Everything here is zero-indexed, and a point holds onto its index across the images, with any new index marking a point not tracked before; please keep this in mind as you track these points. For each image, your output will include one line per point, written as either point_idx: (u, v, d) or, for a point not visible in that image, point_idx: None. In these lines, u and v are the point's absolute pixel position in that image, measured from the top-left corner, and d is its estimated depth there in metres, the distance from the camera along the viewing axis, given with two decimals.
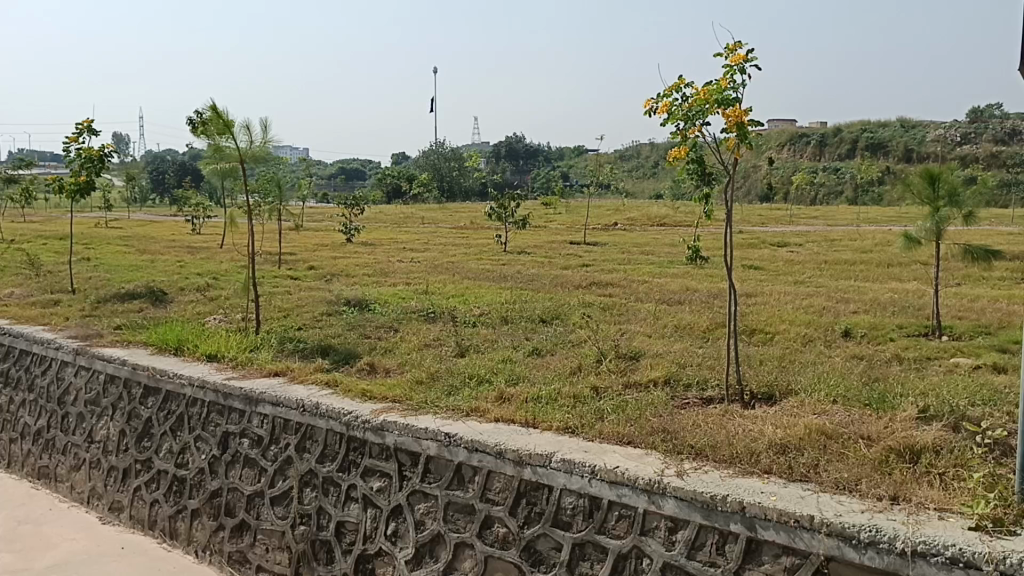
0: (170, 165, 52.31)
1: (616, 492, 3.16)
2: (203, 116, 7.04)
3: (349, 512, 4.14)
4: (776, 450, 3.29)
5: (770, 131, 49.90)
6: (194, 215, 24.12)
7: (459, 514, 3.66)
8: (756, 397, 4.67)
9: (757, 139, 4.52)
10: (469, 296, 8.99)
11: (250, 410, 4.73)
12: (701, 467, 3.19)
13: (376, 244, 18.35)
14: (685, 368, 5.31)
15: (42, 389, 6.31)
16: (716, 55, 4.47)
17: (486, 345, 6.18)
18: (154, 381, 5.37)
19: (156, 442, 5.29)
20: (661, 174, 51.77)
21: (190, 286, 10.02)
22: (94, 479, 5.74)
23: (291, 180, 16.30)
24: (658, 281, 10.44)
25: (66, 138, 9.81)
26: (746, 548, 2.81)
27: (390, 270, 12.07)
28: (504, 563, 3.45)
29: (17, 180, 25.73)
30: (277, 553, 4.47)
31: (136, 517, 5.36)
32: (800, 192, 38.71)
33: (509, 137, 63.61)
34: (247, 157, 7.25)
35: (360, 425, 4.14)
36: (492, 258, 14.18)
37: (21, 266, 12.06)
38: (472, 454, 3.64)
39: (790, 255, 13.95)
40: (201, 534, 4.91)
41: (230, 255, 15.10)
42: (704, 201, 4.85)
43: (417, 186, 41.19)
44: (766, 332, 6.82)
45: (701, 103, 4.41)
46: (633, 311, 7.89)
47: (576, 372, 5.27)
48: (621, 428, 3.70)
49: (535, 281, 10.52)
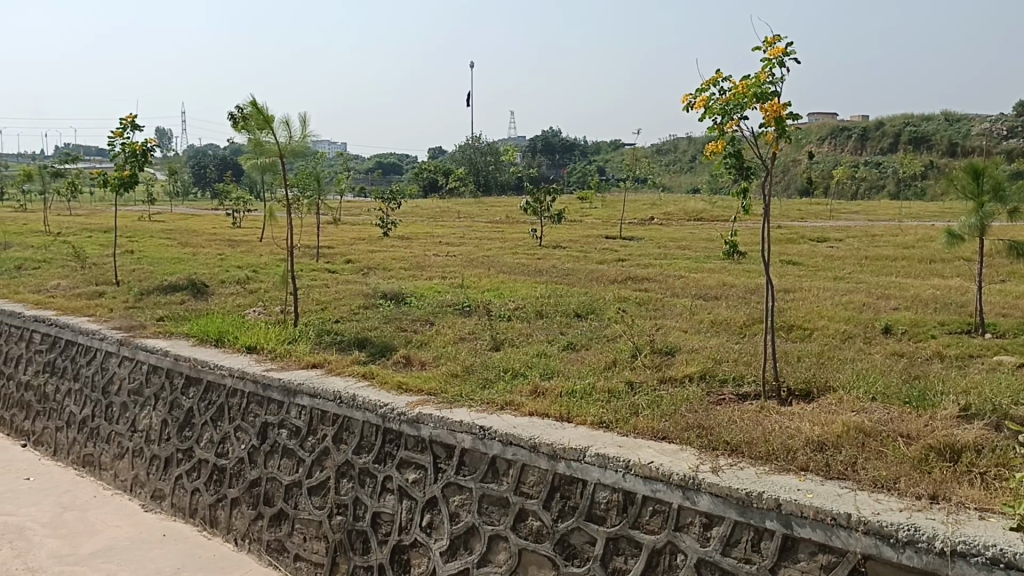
0: (210, 160, 53.08)
1: (650, 487, 3.15)
2: (243, 111, 7.14)
3: (385, 503, 4.19)
4: (813, 447, 3.27)
5: (810, 124, 49.20)
6: (234, 209, 24.45)
7: (493, 506, 3.68)
8: (793, 394, 4.63)
9: (797, 133, 4.47)
10: (504, 290, 9.02)
11: (289, 401, 4.80)
12: (737, 464, 3.17)
13: (412, 238, 18.48)
14: (721, 364, 5.28)
15: (87, 378, 6.46)
16: (753, 49, 4.43)
17: (521, 339, 6.19)
18: (195, 372, 5.47)
19: (197, 432, 5.39)
20: (699, 169, 51.41)
21: (231, 278, 10.16)
22: (137, 468, 5.86)
23: (329, 175, 16.47)
24: (694, 276, 10.39)
25: (111, 133, 10.00)
26: (782, 546, 2.79)
27: (426, 264, 12.13)
28: (537, 555, 3.46)
29: (62, 175, 26.29)
30: (314, 543, 4.53)
31: (177, 505, 5.47)
32: (841, 187, 38.16)
33: (546, 132, 63.61)
34: (285, 151, 7.33)
35: (396, 418, 4.18)
36: (527, 252, 14.20)
37: (67, 259, 12.34)
38: (506, 447, 3.66)
39: (830, 250, 13.78)
40: (241, 522, 4.99)
41: (268, 249, 15.27)
42: (742, 196, 4.81)
43: (453, 181, 41.33)
44: (804, 328, 6.74)
45: (739, 97, 4.36)
46: (669, 307, 7.85)
47: (611, 366, 5.26)
48: (656, 423, 3.70)
49: (570, 275, 10.51)
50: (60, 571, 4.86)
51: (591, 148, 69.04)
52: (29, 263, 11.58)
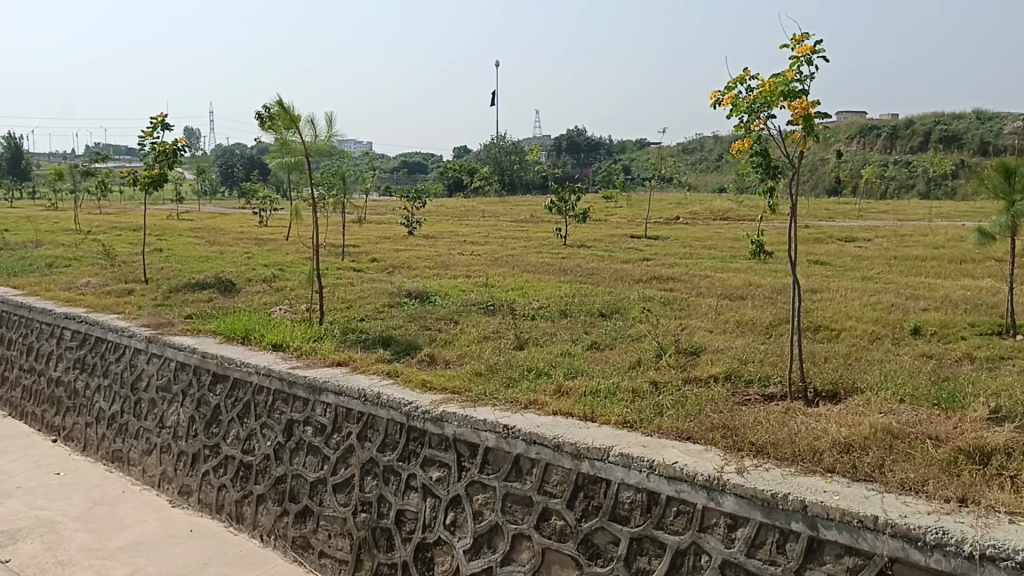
0: (238, 160, 53.65)
1: (674, 488, 3.14)
2: (270, 110, 7.20)
3: (409, 501, 4.21)
4: (840, 449, 3.24)
5: (838, 122, 48.72)
6: (261, 207, 24.67)
7: (517, 505, 3.68)
8: (820, 395, 4.59)
9: (825, 131, 4.42)
10: (529, 289, 9.02)
11: (315, 398, 4.83)
12: (763, 464, 3.15)
13: (436, 237, 18.56)
14: (747, 364, 5.25)
15: (116, 375, 6.54)
16: (781, 47, 4.39)
17: (546, 338, 6.20)
18: (222, 369, 5.51)
19: (224, 429, 5.43)
20: (725, 168, 51.15)
21: (258, 276, 10.25)
22: (164, 463, 5.92)
23: (355, 174, 16.56)
24: (719, 276, 10.35)
25: (141, 132, 10.13)
26: (808, 547, 2.77)
27: (451, 263, 12.18)
28: (561, 555, 3.46)
29: (93, 174, 26.67)
30: (339, 540, 4.56)
31: (204, 501, 5.52)
32: (869, 187, 37.78)
33: (571, 132, 63.63)
34: (312, 151, 7.37)
35: (420, 416, 4.19)
36: (552, 251, 14.20)
37: (98, 256, 12.53)
38: (530, 446, 3.65)
39: (858, 250, 13.65)
40: (267, 518, 5.03)
41: (296, 247, 15.40)
42: (769, 195, 4.77)
43: (478, 180, 41.42)
44: (831, 329, 6.68)
45: (767, 96, 4.33)
46: (694, 306, 7.81)
47: (635, 366, 5.25)
48: (680, 424, 3.68)
49: (594, 274, 10.49)
50: (89, 565, 4.93)
51: (616, 147, 68.87)
52: (61, 261, 11.78)
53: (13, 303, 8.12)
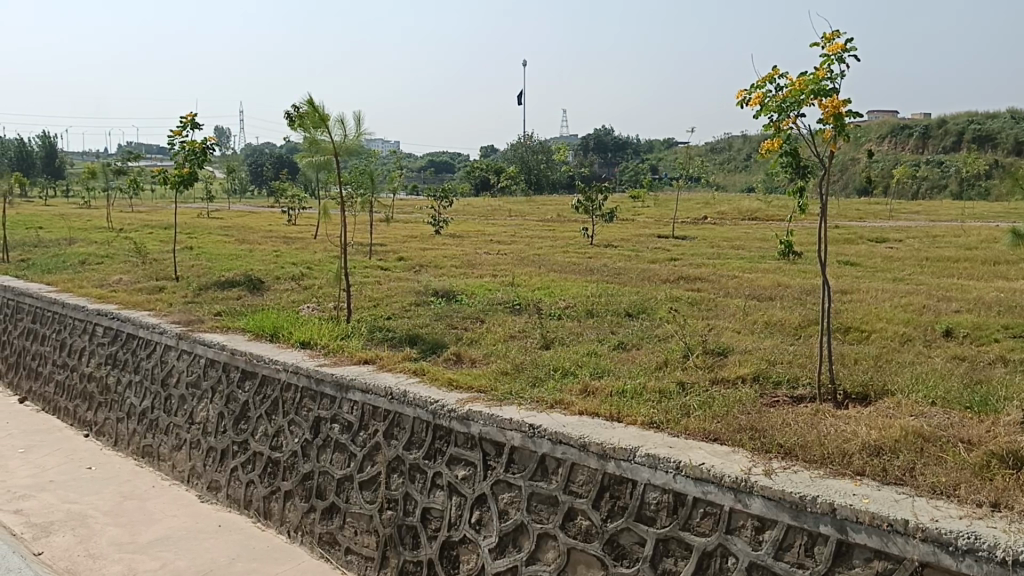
0: (267, 158, 54.12)
1: (701, 489, 3.12)
2: (299, 109, 7.26)
3: (434, 499, 4.22)
4: (869, 451, 3.20)
5: (869, 122, 48.15)
6: (289, 207, 24.86)
7: (542, 505, 3.68)
8: (849, 397, 4.54)
9: (856, 130, 4.37)
10: (555, 289, 9.01)
11: (341, 396, 4.85)
12: (791, 467, 3.12)
13: (463, 236, 18.60)
14: (775, 366, 5.21)
15: (147, 371, 6.62)
16: (811, 46, 4.35)
17: (572, 338, 6.18)
18: (251, 366, 5.56)
19: (253, 425, 5.48)
20: (754, 167, 50.80)
21: (285, 274, 10.33)
22: (194, 459, 5.98)
23: (382, 173, 16.65)
24: (747, 276, 10.28)
25: (172, 131, 10.25)
26: (836, 551, 2.74)
27: (477, 262, 12.19)
28: (586, 555, 3.45)
29: (126, 172, 27.04)
30: (365, 537, 4.58)
31: (232, 497, 5.58)
32: (900, 187, 37.32)
33: (598, 131, 63.52)
34: (340, 150, 7.42)
35: (446, 414, 4.20)
36: (578, 251, 14.16)
37: (130, 254, 12.70)
38: (555, 446, 3.65)
39: (889, 251, 13.50)
40: (294, 515, 5.07)
41: (323, 246, 15.51)
42: (798, 195, 4.73)
43: (505, 179, 41.43)
44: (861, 330, 6.61)
45: (796, 94, 4.29)
46: (722, 307, 7.76)
47: (662, 366, 5.23)
48: (707, 425, 3.66)
49: (621, 274, 10.45)
50: (119, 558, 4.99)
51: (644, 147, 68.55)
52: (93, 258, 11.97)
53: (47, 299, 8.25)
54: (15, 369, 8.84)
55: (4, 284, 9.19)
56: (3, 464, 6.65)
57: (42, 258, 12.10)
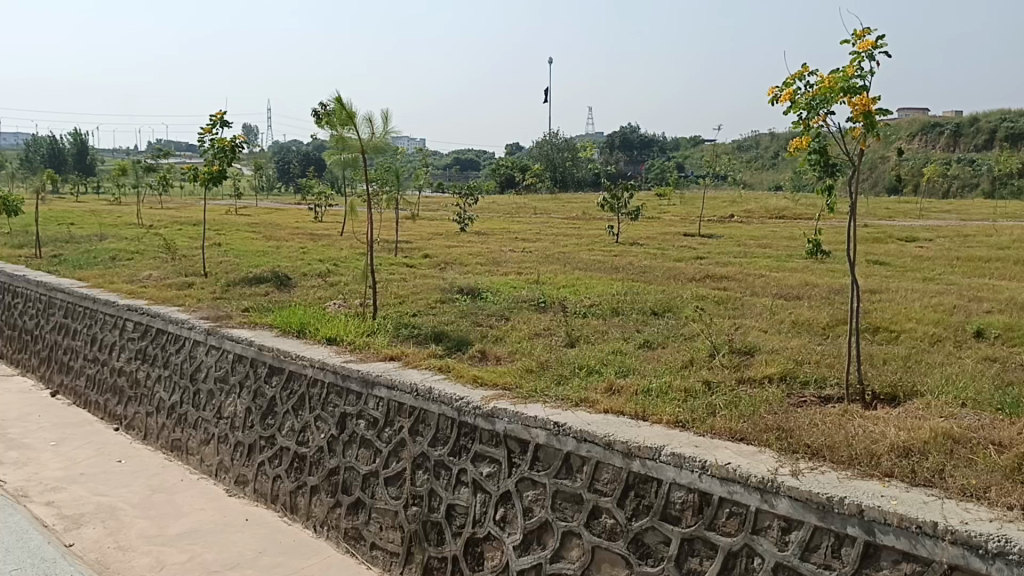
0: (294, 156, 54.49)
1: (727, 489, 3.10)
2: (327, 107, 7.31)
3: (459, 495, 4.24)
4: (898, 453, 3.17)
5: (900, 120, 47.55)
6: (316, 204, 25.02)
7: (567, 503, 3.68)
8: (878, 397, 4.49)
9: (886, 129, 4.32)
10: (580, 287, 9.00)
11: (367, 392, 4.88)
12: (818, 468, 3.10)
13: (488, 234, 18.62)
14: (803, 366, 5.17)
15: (176, 366, 6.70)
16: (842, 43, 4.30)
17: (597, 336, 6.17)
18: (278, 361, 5.61)
19: (280, 420, 5.52)
20: (781, 166, 50.37)
21: (312, 271, 10.41)
22: (222, 453, 6.04)
23: (408, 170, 16.70)
24: (775, 275, 10.21)
25: (202, 129, 10.37)
26: (864, 552, 2.72)
27: (502, 260, 12.21)
28: (611, 553, 3.44)
29: (156, 169, 27.40)
30: (390, 532, 4.61)
31: (260, 491, 5.63)
32: (931, 186, 36.84)
33: (624, 129, 63.32)
34: (367, 147, 7.46)
35: (471, 411, 4.21)
36: (603, 249, 14.11)
37: (159, 250, 12.86)
38: (580, 444, 3.64)
39: (920, 250, 13.33)
40: (320, 510, 5.11)
41: (349, 243, 15.59)
42: (827, 194, 4.69)
43: (531, 177, 41.40)
44: (890, 330, 6.54)
45: (826, 92, 4.25)
46: (749, 306, 7.70)
47: (688, 365, 5.20)
48: (734, 425, 3.64)
49: (647, 273, 10.41)
50: (148, 551, 5.06)
51: (670, 146, 68.06)
52: (123, 254, 12.13)
53: (78, 294, 8.37)
54: (47, 364, 8.97)
55: (37, 279, 9.33)
56: (35, 456, 6.76)
57: (74, 254, 12.29)
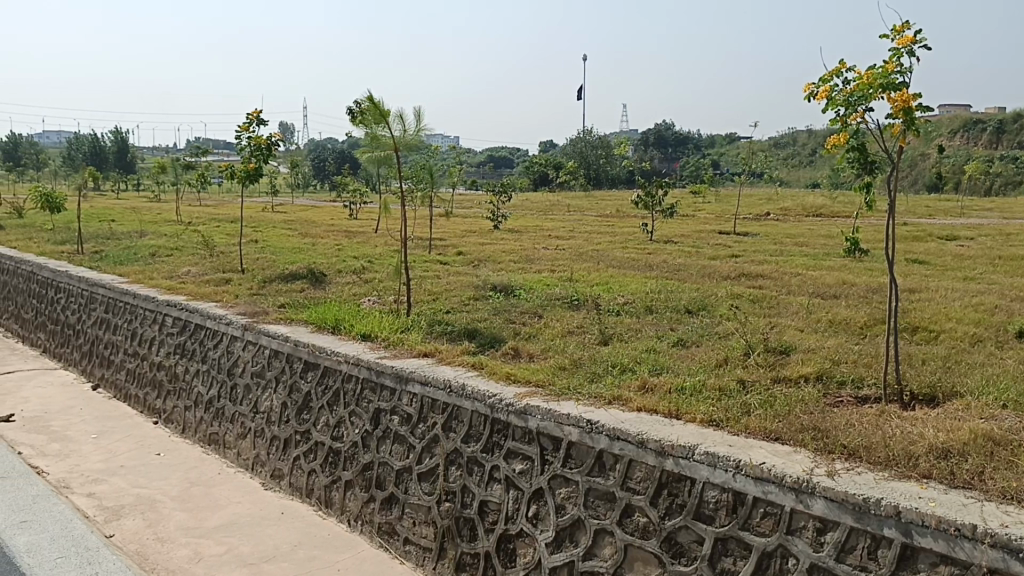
0: (329, 154, 54.98)
1: (762, 489, 3.08)
2: (361, 105, 7.36)
3: (492, 492, 4.25)
4: (936, 454, 3.13)
5: (941, 116, 46.49)
6: (351, 201, 25.21)
7: (600, 501, 3.67)
8: (916, 397, 4.43)
9: (926, 125, 4.26)
10: (613, 285, 8.99)
11: (401, 388, 4.92)
12: (855, 468, 3.07)
13: (521, 231, 18.66)
14: (840, 365, 5.12)
15: (213, 361, 6.78)
16: (881, 38, 4.24)
17: (630, 334, 6.15)
18: (314, 357, 5.66)
19: (315, 415, 5.57)
20: (819, 163, 49.75)
21: (348, 268, 10.50)
22: (258, 447, 6.12)
23: (442, 167, 16.77)
24: (812, 273, 10.10)
25: (239, 127, 10.50)
26: (901, 554, 2.68)
27: (536, 257, 12.21)
28: (643, 552, 3.44)
29: (194, 167, 27.79)
30: (423, 528, 4.64)
31: (295, 485, 5.70)
32: (972, 184, 36.13)
33: (658, 126, 63.15)
34: (400, 145, 7.51)
35: (504, 408, 4.22)
36: (637, 247, 14.06)
37: (197, 246, 13.04)
38: (613, 442, 3.64)
39: (961, 249, 13.13)
40: (354, 504, 5.16)
41: (383, 240, 15.68)
42: (865, 191, 4.63)
43: (564, 175, 41.33)
44: (930, 330, 6.43)
45: (864, 88, 4.19)
46: (784, 305, 7.61)
47: (722, 364, 5.17)
48: (768, 424, 3.61)
49: (681, 271, 10.32)
50: (186, 542, 5.15)
51: (705, 143, 67.29)
52: (162, 250, 12.33)
53: (119, 290, 8.52)
54: (88, 358, 9.14)
55: (79, 275, 9.52)
56: (77, 448, 6.91)
57: (115, 250, 12.51)
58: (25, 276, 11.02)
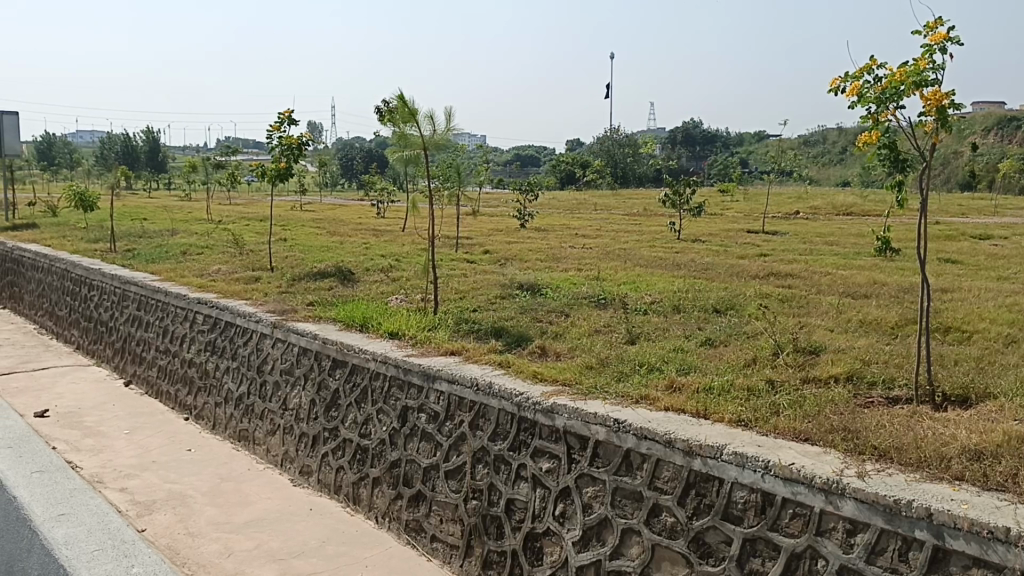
0: (358, 153, 55.33)
1: (791, 489, 3.06)
2: (390, 104, 7.41)
3: (519, 490, 4.25)
4: (969, 455, 3.09)
5: (975, 113, 45.80)
6: (379, 200, 25.32)
7: (627, 500, 3.67)
8: (948, 398, 4.37)
9: (959, 123, 4.20)
10: (641, 284, 8.96)
11: (428, 385, 4.94)
12: (886, 469, 3.04)
13: (548, 230, 18.64)
14: (870, 366, 5.07)
15: (244, 358, 6.85)
16: (913, 35, 4.20)
17: (658, 333, 6.13)
18: (342, 354, 5.70)
19: (343, 413, 5.61)
20: (850, 161, 49.20)
21: (375, 266, 10.55)
22: (287, 444, 6.18)
23: (470, 166, 16.79)
24: (842, 273, 9.99)
25: (270, 127, 10.59)
26: (932, 556, 2.65)
27: (563, 256, 12.20)
28: (671, 552, 3.43)
29: (224, 166, 28.08)
30: (450, 525, 4.67)
31: (323, 482, 5.75)
32: (1007, 183, 35.52)
33: (686, 125, 62.86)
34: (429, 145, 7.54)
35: (531, 407, 4.23)
36: (665, 246, 13.98)
37: (228, 245, 13.18)
38: (641, 442, 3.63)
39: (995, 248, 12.94)
40: (382, 501, 5.20)
41: (411, 238, 15.75)
42: (896, 189, 4.58)
43: (591, 174, 41.25)
44: (962, 331, 6.35)
45: (895, 85, 4.14)
46: (814, 305, 7.55)
47: (750, 364, 5.14)
48: (798, 424, 3.59)
49: (709, 270, 10.27)
50: (216, 537, 5.21)
51: (733, 142, 66.82)
52: (193, 248, 12.47)
53: (151, 287, 8.63)
54: (121, 355, 9.27)
55: (112, 273, 9.66)
56: (110, 444, 7.01)
57: (147, 248, 12.65)
58: (60, 274, 11.20)
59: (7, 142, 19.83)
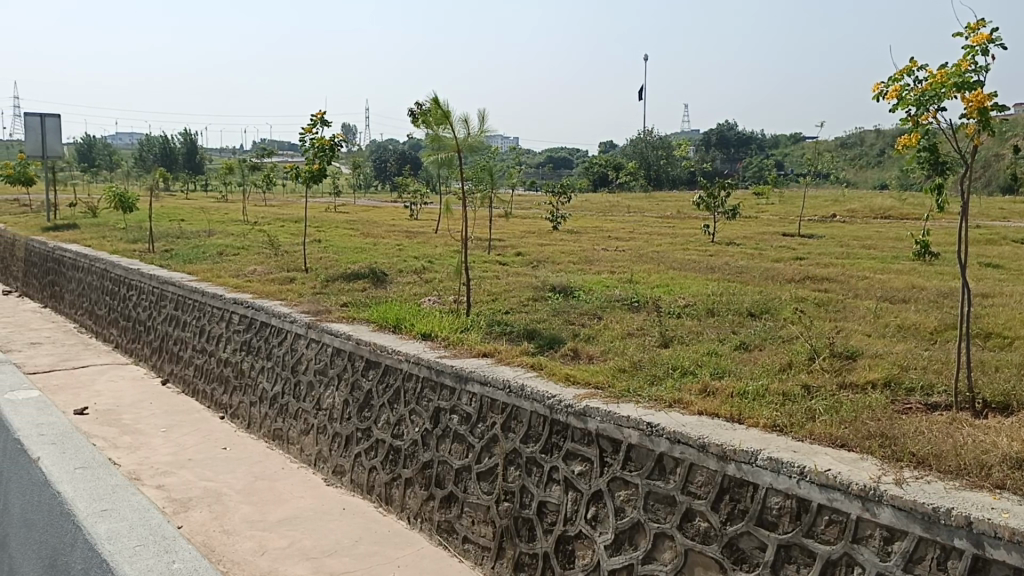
0: (392, 154, 55.69)
1: (827, 496, 3.02)
2: (423, 107, 7.46)
3: (551, 493, 4.25)
4: (1010, 464, 3.03)
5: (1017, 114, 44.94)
6: (412, 202, 25.42)
7: (659, 504, 3.64)
8: (989, 405, 4.29)
9: (1001, 125, 4.13)
10: (674, 286, 8.91)
11: (460, 387, 4.95)
12: (924, 476, 2.99)
13: (581, 232, 18.63)
14: (908, 371, 4.99)
15: (278, 357, 6.91)
16: (955, 36, 4.13)
17: (692, 337, 6.09)
18: (375, 355, 5.73)
19: (376, 413, 5.64)
20: (888, 163, 48.53)
21: (409, 268, 10.60)
22: (321, 444, 6.22)
23: (502, 167, 16.79)
24: (879, 277, 9.84)
25: (304, 129, 10.69)
26: (972, 566, 2.61)
27: (596, 258, 12.16)
28: (704, 557, 3.41)
29: (261, 168, 28.36)
30: (482, 527, 4.68)
31: (356, 482, 5.79)
32: None
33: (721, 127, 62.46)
34: (462, 147, 7.56)
35: (563, 409, 4.22)
36: (699, 249, 13.88)
37: (263, 246, 13.33)
38: (674, 445, 3.60)
39: None
40: (414, 501, 5.22)
41: (445, 240, 15.82)
42: (936, 192, 4.51)
43: (625, 176, 41.11)
44: (1003, 336, 6.24)
45: (936, 88, 4.07)
46: (851, 309, 7.46)
47: (786, 368, 5.09)
48: (834, 431, 3.55)
49: (744, 273, 10.22)
50: (251, 535, 5.26)
51: (769, 143, 66.23)
52: (229, 249, 12.64)
53: (188, 288, 8.74)
54: (158, 354, 9.41)
55: (150, 273, 9.80)
56: (147, 442, 7.11)
57: (184, 249, 12.82)
58: (99, 274, 11.38)
59: (50, 144, 20.22)
